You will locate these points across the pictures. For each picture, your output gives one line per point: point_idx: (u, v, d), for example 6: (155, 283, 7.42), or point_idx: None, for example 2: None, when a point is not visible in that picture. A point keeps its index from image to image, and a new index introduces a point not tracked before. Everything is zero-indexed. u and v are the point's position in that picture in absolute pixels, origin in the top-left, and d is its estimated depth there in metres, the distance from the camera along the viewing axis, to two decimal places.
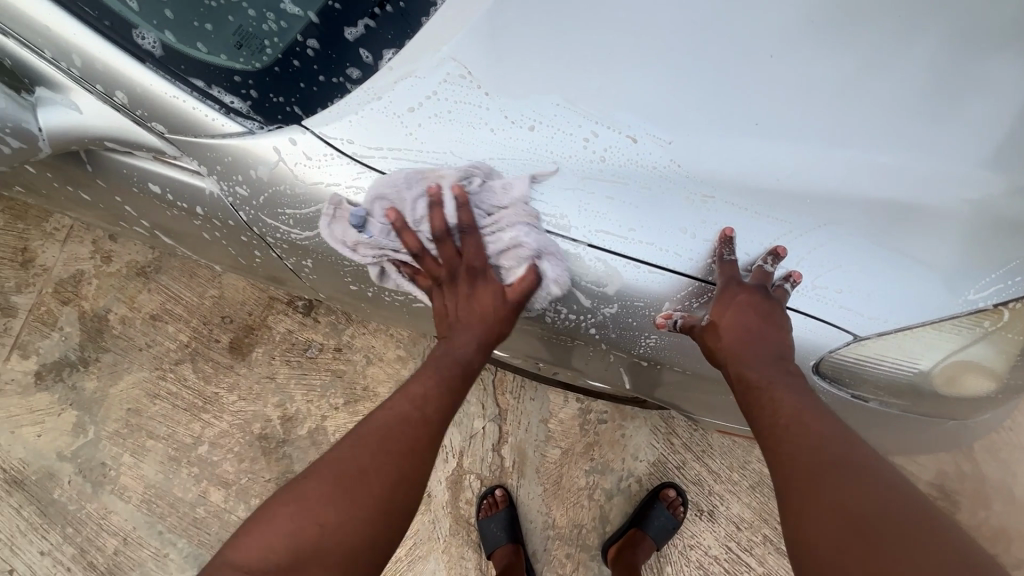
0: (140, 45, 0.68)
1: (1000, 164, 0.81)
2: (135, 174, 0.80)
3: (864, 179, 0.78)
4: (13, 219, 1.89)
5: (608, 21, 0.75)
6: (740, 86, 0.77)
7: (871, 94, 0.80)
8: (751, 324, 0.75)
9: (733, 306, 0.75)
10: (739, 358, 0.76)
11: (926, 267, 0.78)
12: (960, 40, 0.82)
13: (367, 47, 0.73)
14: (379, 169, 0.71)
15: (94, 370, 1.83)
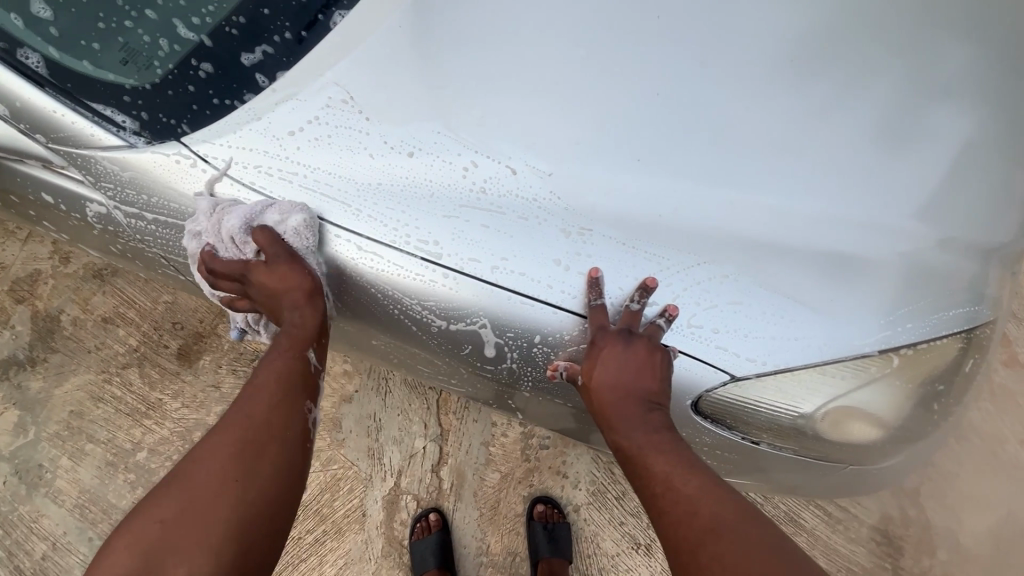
0: (24, 62, 0.71)
1: (927, 215, 0.85)
2: (32, 183, 0.82)
3: (804, 227, 0.79)
4: None
5: (522, 56, 0.77)
6: (690, 124, 0.79)
7: (825, 135, 0.81)
8: (616, 382, 0.76)
9: (592, 366, 0.76)
10: (611, 411, 0.78)
11: (858, 310, 0.80)
12: (912, 89, 0.85)
13: (263, 72, 0.74)
14: (255, 188, 0.72)
15: (41, 370, 1.83)
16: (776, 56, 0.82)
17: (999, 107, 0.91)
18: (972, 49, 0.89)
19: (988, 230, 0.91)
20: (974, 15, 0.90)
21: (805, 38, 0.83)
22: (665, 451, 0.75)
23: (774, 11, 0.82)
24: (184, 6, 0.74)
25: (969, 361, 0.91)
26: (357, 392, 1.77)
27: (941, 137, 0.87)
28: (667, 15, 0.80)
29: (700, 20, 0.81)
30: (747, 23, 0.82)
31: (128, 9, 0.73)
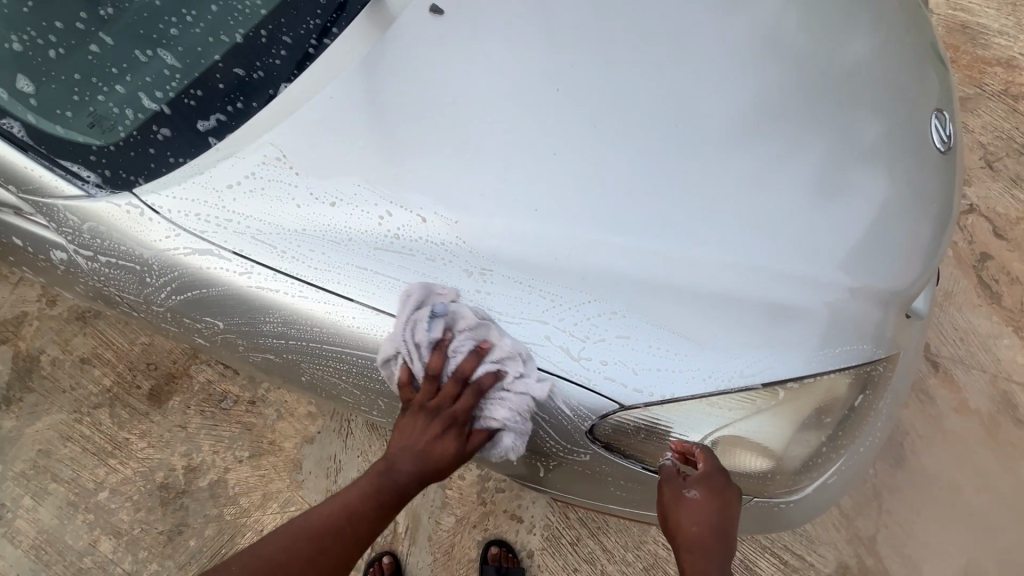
0: (9, 130, 0.83)
1: (844, 266, 0.95)
2: (6, 230, 0.93)
3: (730, 277, 0.89)
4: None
5: (470, 125, 0.91)
6: (628, 184, 0.91)
7: (755, 200, 0.93)
8: (711, 516, 0.85)
9: (704, 499, 0.85)
10: (695, 538, 0.85)
11: (772, 348, 0.88)
12: (828, 159, 0.98)
13: (215, 135, 0.87)
14: (191, 231, 0.82)
15: (16, 409, 1.90)
16: (665, 125, 0.95)
17: (897, 169, 1.03)
18: (874, 118, 1.03)
19: (890, 276, 1.00)
20: (874, 94, 1.05)
21: (727, 116, 0.97)
22: None
23: (658, 86, 0.97)
24: (147, 80, 0.87)
25: (862, 397, 0.98)
26: (318, 434, 1.81)
27: (860, 197, 0.99)
28: (566, 88, 0.95)
29: (601, 96, 0.96)
30: (636, 96, 0.96)
31: (99, 83, 0.86)
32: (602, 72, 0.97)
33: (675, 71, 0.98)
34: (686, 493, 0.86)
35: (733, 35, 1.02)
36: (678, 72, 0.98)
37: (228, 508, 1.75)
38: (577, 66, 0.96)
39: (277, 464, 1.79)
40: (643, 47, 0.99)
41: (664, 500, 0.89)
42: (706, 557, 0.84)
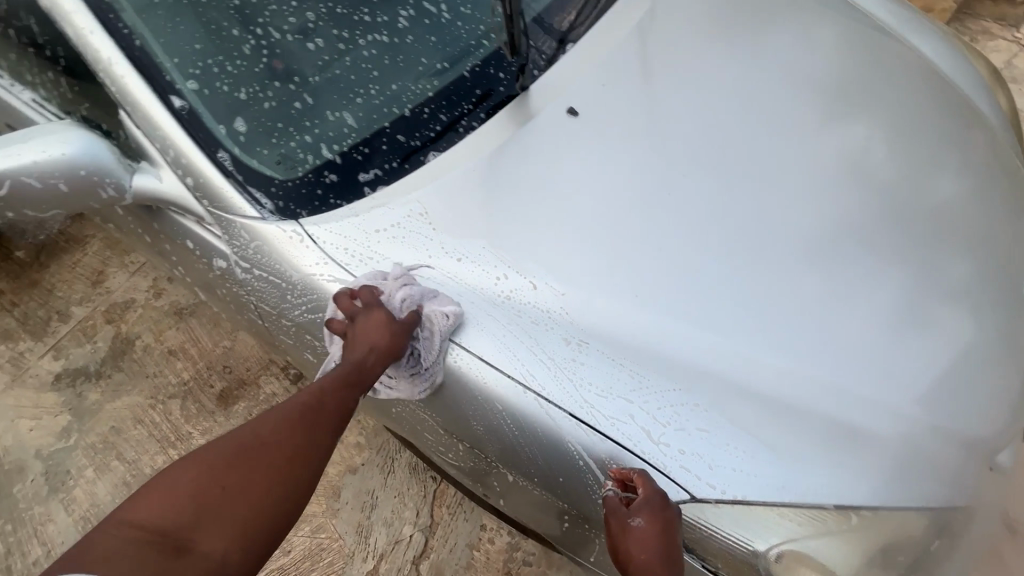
0: (218, 159, 0.97)
1: (927, 402, 0.96)
2: (182, 231, 1.08)
3: (808, 391, 0.92)
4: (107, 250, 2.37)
5: (586, 211, 1.03)
6: (720, 286, 0.98)
7: (839, 321, 0.98)
8: (658, 542, 0.83)
9: (649, 527, 0.81)
10: (642, 565, 0.83)
11: (847, 469, 0.89)
12: (915, 294, 1.02)
13: (371, 186, 1.02)
14: (338, 262, 0.95)
15: (102, 384, 2.07)
16: (758, 236, 1.04)
17: (987, 317, 1.05)
18: (966, 264, 1.07)
19: (974, 421, 0.99)
20: (969, 241, 1.09)
21: (818, 241, 1.05)
22: None
23: (755, 205, 1.07)
24: (331, 135, 1.03)
25: (938, 543, 0.94)
26: (362, 466, 1.87)
27: (947, 336, 1.01)
28: (672, 192, 1.06)
29: (697, 199, 1.06)
30: (734, 208, 1.06)
31: (294, 132, 1.01)
32: (706, 186, 1.08)
33: (773, 194, 1.09)
34: (631, 522, 0.83)
35: (831, 170, 1.12)
36: (773, 194, 1.09)
37: None
38: (684, 177, 1.09)
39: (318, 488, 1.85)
40: (743, 170, 1.11)
41: (610, 525, 0.86)
42: None
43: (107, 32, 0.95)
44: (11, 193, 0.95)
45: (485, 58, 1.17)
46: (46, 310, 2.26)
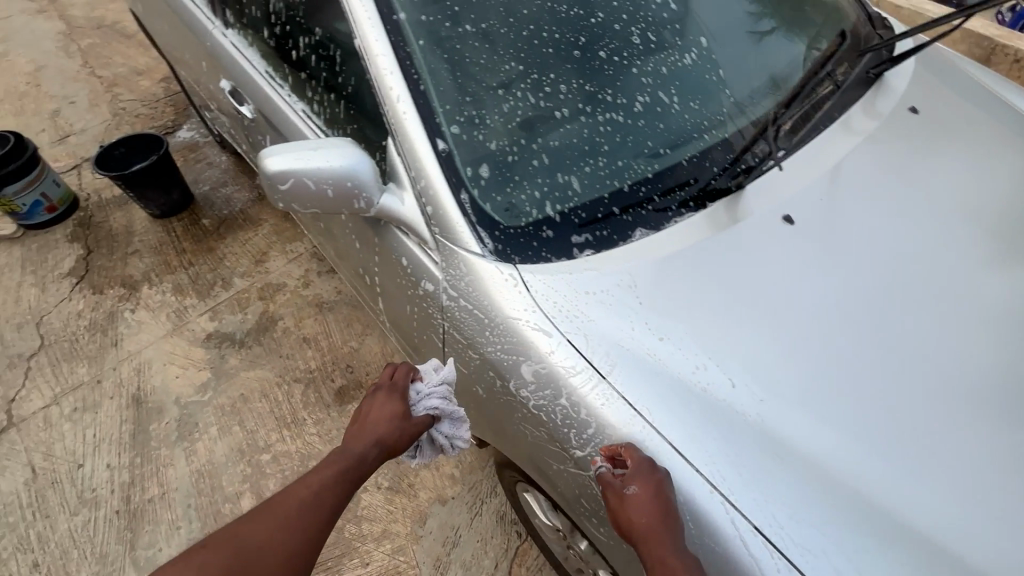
0: (459, 196, 1.08)
1: None
2: (400, 249, 1.20)
3: None
4: (276, 237, 2.68)
5: (787, 320, 1.03)
6: (925, 434, 0.93)
7: None
8: (658, 508, 0.85)
9: (643, 491, 0.85)
10: (648, 535, 0.84)
11: None
12: None
13: (582, 249, 1.09)
14: (546, 311, 1.00)
15: (242, 353, 2.27)
16: (925, 360, 1.02)
17: None
18: None
19: None
20: None
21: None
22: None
23: (962, 356, 1.03)
24: (557, 195, 1.11)
25: None
26: (452, 499, 1.88)
27: None
28: (867, 316, 1.06)
29: (867, 312, 1.06)
30: (904, 329, 1.05)
31: (527, 186, 1.10)
32: (910, 324, 1.06)
33: (982, 349, 1.04)
34: (627, 491, 0.86)
35: None
36: (982, 349, 1.04)
37: (351, 526, 1.84)
38: (887, 310, 1.07)
39: (407, 508, 1.87)
40: (950, 317, 1.08)
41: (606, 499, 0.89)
42: (660, 540, 0.84)
43: (401, 75, 1.10)
44: (286, 190, 1.09)
45: (705, 150, 1.23)
46: (213, 274, 2.55)
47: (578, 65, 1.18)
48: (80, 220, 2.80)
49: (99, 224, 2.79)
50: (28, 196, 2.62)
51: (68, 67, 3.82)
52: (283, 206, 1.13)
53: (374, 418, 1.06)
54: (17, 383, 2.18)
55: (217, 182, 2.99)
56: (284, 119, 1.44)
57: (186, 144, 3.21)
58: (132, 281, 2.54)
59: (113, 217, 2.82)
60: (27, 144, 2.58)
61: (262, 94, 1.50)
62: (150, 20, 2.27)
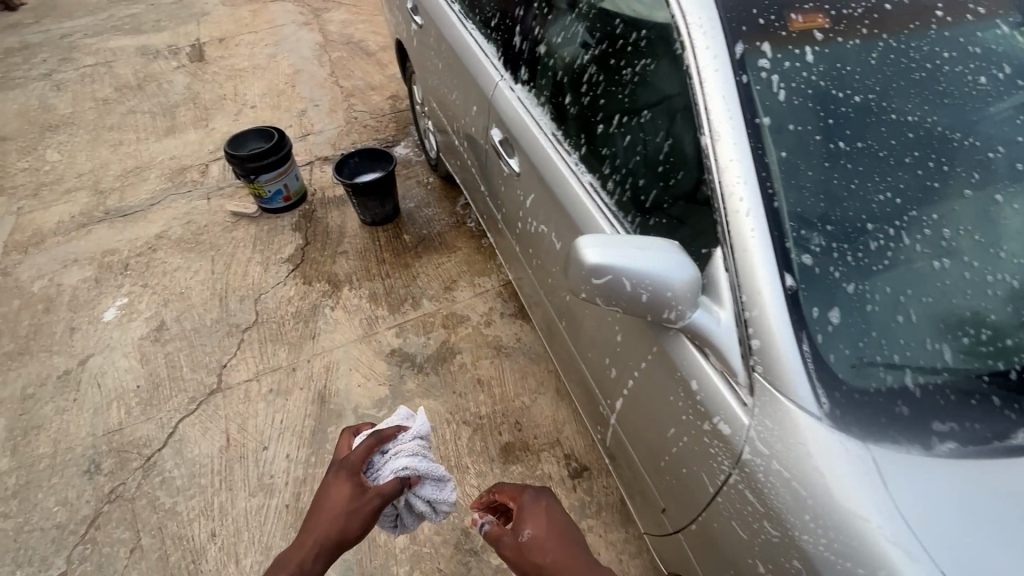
0: (800, 339, 0.90)
1: None
2: (688, 367, 1.04)
3: None
4: (467, 269, 2.73)
5: None
6: None
7: None
8: (553, 539, 1.18)
9: (535, 526, 1.20)
10: (556, 562, 1.15)
11: None
12: None
13: (947, 440, 0.86)
14: (907, 519, 0.80)
15: (419, 378, 2.30)
16: None
17: None
18: None
19: None
20: None
21: None
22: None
23: None
24: (921, 366, 0.90)
25: None
26: None
27: None
28: None
29: None
30: None
31: (885, 344, 0.90)
32: None
33: None
34: (523, 536, 1.19)
35: None
36: None
37: None
38: None
39: None
40: None
41: (510, 555, 1.19)
42: (561, 558, 1.16)
43: (755, 186, 0.95)
44: (599, 284, 0.99)
45: None
46: (405, 291, 2.66)
47: (965, 207, 0.97)
48: (305, 212, 3.12)
49: (319, 220, 3.07)
50: (274, 185, 2.96)
51: (319, 74, 4.39)
52: (585, 297, 1.03)
53: (323, 514, 1.15)
54: (231, 351, 2.41)
55: (421, 202, 3.16)
56: (565, 188, 1.39)
57: (401, 159, 3.46)
58: (337, 279, 2.73)
59: (331, 216, 3.09)
60: (287, 140, 2.92)
61: (545, 155, 1.47)
62: (422, 55, 2.46)
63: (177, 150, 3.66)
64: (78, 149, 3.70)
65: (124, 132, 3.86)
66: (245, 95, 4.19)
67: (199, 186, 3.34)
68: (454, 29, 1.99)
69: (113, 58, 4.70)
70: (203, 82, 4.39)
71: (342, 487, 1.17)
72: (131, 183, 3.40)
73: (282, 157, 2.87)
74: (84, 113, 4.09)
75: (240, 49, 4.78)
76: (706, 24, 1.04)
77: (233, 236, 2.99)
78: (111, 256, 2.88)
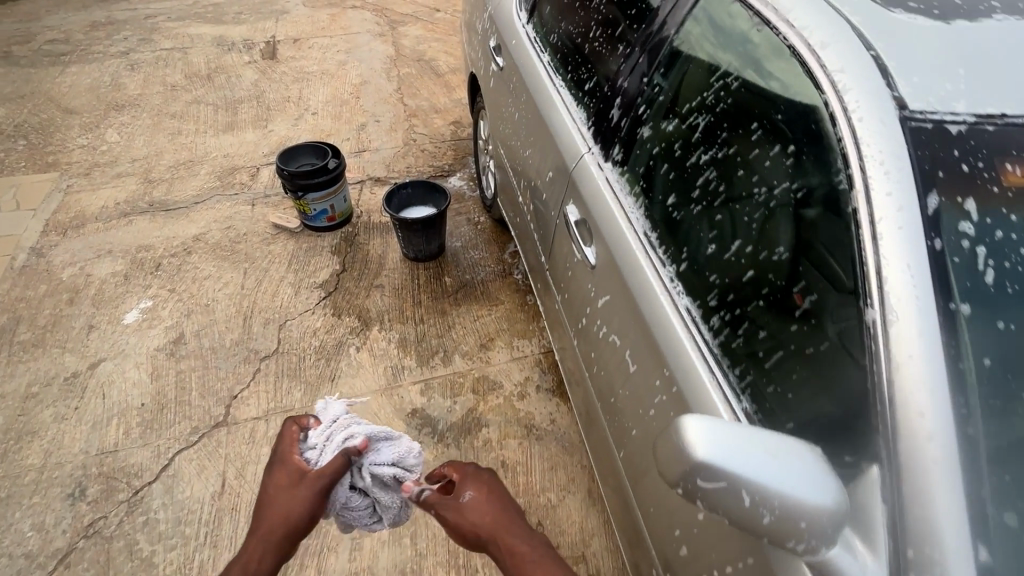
0: None
1: None
2: None
3: None
4: (507, 329, 2.52)
5: None
6: None
7: None
8: (489, 505, 1.28)
9: (473, 494, 1.29)
10: (491, 526, 1.26)
11: None
12: None
13: None
14: None
15: (438, 449, 2.08)
16: None
17: None
18: None
19: None
20: None
21: None
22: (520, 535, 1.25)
23: None
24: None
25: None
26: None
27: None
28: None
29: None
30: None
31: None
32: None
33: None
34: (463, 499, 1.29)
35: None
36: None
37: None
38: None
39: None
40: None
41: (452, 518, 1.29)
42: (495, 516, 1.27)
43: (944, 398, 0.71)
44: (708, 487, 0.73)
45: None
46: (437, 341, 2.45)
47: None
48: (347, 235, 2.97)
49: (360, 245, 2.92)
50: (320, 204, 2.83)
51: (385, 89, 4.31)
52: (680, 493, 0.77)
53: (268, 505, 1.24)
54: (244, 381, 2.25)
55: (468, 242, 2.98)
56: (652, 305, 1.15)
57: (454, 192, 3.31)
58: (367, 316, 2.55)
59: (373, 243, 2.93)
60: (340, 161, 2.79)
61: (631, 257, 1.24)
62: (498, 98, 2.28)
63: (232, 148, 3.59)
64: (138, 134, 3.69)
65: (185, 121, 3.84)
66: (309, 100, 4.14)
67: (247, 190, 3.24)
68: (540, 83, 1.79)
69: (190, 45, 4.75)
70: (271, 81, 4.37)
71: (283, 475, 1.27)
72: (181, 176, 3.34)
73: (332, 177, 2.75)
74: (151, 96, 4.10)
75: (312, 52, 4.76)
76: (891, 165, 0.80)
77: (270, 249, 2.86)
78: (145, 252, 2.78)
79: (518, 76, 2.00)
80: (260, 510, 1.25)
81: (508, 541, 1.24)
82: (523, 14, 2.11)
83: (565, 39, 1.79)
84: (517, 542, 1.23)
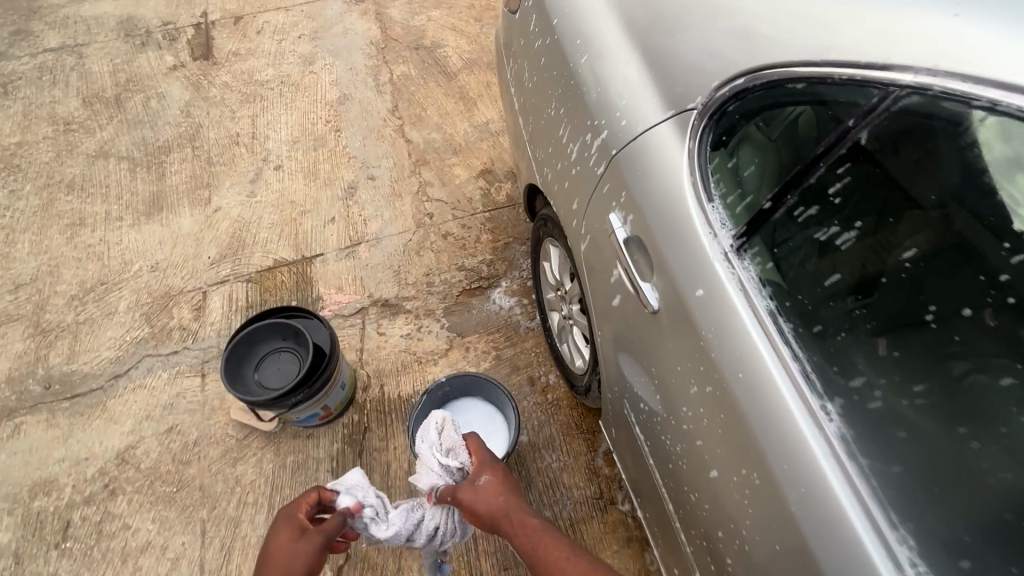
0: None
1: None
2: None
3: None
4: None
5: None
6: None
7: None
8: (503, 485, 1.36)
9: (489, 471, 1.38)
10: (498, 507, 1.31)
11: None
12: None
13: None
14: None
15: None
16: None
17: None
18: None
19: None
20: None
21: None
22: (530, 514, 1.30)
23: None
24: None
25: None
26: None
27: None
28: None
29: None
30: None
31: None
32: None
33: None
34: (481, 478, 1.37)
35: None
36: None
37: None
38: None
39: None
40: None
41: (466, 498, 1.34)
42: (508, 488, 1.36)
43: None
44: None
45: None
46: None
47: None
48: (352, 433, 1.95)
49: (374, 452, 1.92)
50: (307, 411, 1.78)
51: (375, 109, 2.97)
52: None
53: (290, 546, 1.16)
54: None
55: (538, 434, 1.95)
56: None
57: (503, 322, 2.22)
58: None
59: (394, 448, 1.92)
60: (329, 335, 1.74)
61: None
62: (632, 338, 1.15)
63: (162, 251, 2.42)
64: (20, 230, 2.51)
65: (88, 198, 2.62)
66: (267, 138, 2.85)
67: (190, 342, 2.15)
68: (846, 535, 0.70)
69: (87, 39, 3.31)
70: (208, 102, 3.02)
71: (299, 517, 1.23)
72: (88, 317, 2.23)
73: (322, 378, 1.68)
74: (37, 147, 2.83)
75: (262, 41, 3.30)
76: None
77: (237, 474, 1.87)
78: (46, 503, 1.83)
79: (724, 399, 0.87)
80: (284, 534, 1.19)
81: (520, 518, 1.28)
82: (718, 215, 0.91)
83: (905, 379, 0.72)
84: (527, 517, 1.29)
